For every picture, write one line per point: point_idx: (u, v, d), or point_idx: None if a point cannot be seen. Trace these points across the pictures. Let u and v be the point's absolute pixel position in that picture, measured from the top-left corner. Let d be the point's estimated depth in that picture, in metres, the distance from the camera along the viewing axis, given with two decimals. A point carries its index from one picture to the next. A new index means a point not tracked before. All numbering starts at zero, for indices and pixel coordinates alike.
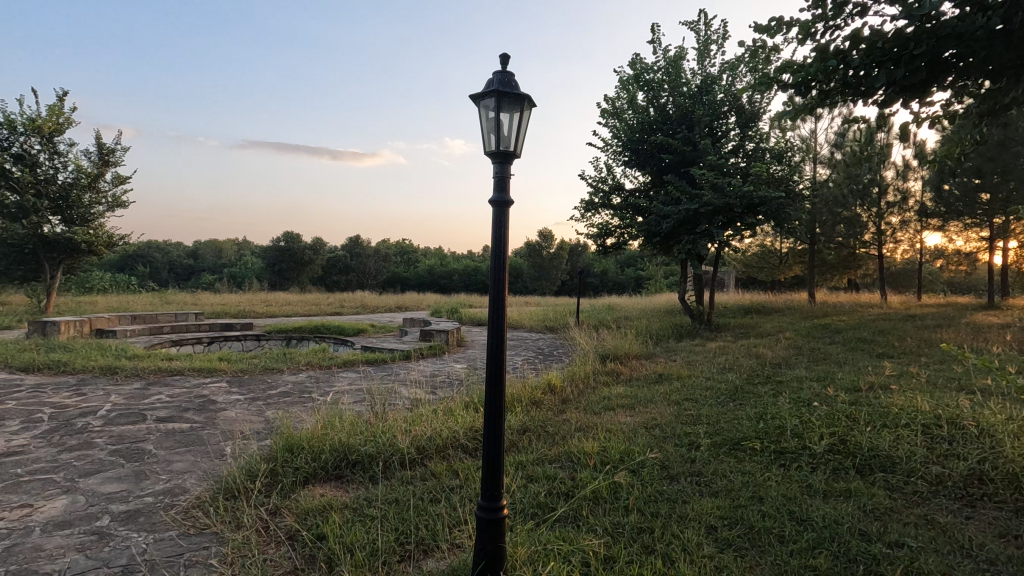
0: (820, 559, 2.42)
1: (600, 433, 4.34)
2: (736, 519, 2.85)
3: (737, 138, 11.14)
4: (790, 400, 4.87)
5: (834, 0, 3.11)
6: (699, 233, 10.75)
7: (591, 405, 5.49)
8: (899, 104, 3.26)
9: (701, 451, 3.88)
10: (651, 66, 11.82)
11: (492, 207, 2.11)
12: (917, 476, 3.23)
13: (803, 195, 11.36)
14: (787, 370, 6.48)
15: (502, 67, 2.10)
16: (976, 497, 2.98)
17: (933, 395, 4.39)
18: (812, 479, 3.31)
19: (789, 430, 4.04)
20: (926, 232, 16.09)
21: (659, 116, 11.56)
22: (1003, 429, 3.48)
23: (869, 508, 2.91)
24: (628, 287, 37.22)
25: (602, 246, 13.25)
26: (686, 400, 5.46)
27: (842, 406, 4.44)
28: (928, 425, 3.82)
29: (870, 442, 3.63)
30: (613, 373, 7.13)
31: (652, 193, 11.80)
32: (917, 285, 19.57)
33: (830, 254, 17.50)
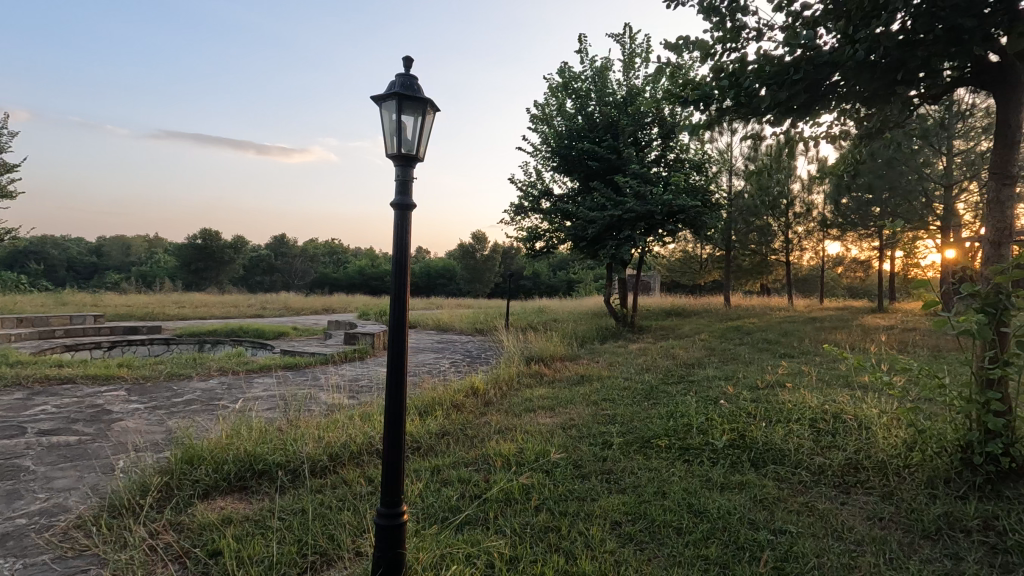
0: (711, 549, 2.57)
1: (518, 434, 4.40)
2: (639, 514, 2.98)
3: (659, 146, 11.59)
4: (697, 399, 5.15)
5: (733, 24, 3.32)
6: (623, 238, 11.14)
7: (512, 407, 5.56)
8: (787, 124, 3.51)
9: (613, 450, 4.02)
10: (579, 75, 12.16)
11: (394, 210, 2.10)
12: (802, 467, 3.51)
13: (720, 205, 12.00)
14: (699, 370, 6.82)
15: (406, 70, 2.08)
16: (850, 484, 3.27)
17: (821, 391, 4.77)
18: (711, 473, 3.51)
19: (695, 428, 4.27)
20: (827, 241, 17.48)
21: (586, 124, 11.90)
22: (876, 421, 3.83)
23: (760, 499, 3.13)
24: (560, 290, 37.94)
25: (532, 250, 13.45)
26: (604, 400, 5.65)
27: (743, 403, 4.74)
28: (814, 420, 4.15)
29: (764, 437, 3.90)
30: (537, 375, 7.23)
31: (579, 199, 12.12)
32: (820, 290, 21.25)
33: (744, 260, 18.63)
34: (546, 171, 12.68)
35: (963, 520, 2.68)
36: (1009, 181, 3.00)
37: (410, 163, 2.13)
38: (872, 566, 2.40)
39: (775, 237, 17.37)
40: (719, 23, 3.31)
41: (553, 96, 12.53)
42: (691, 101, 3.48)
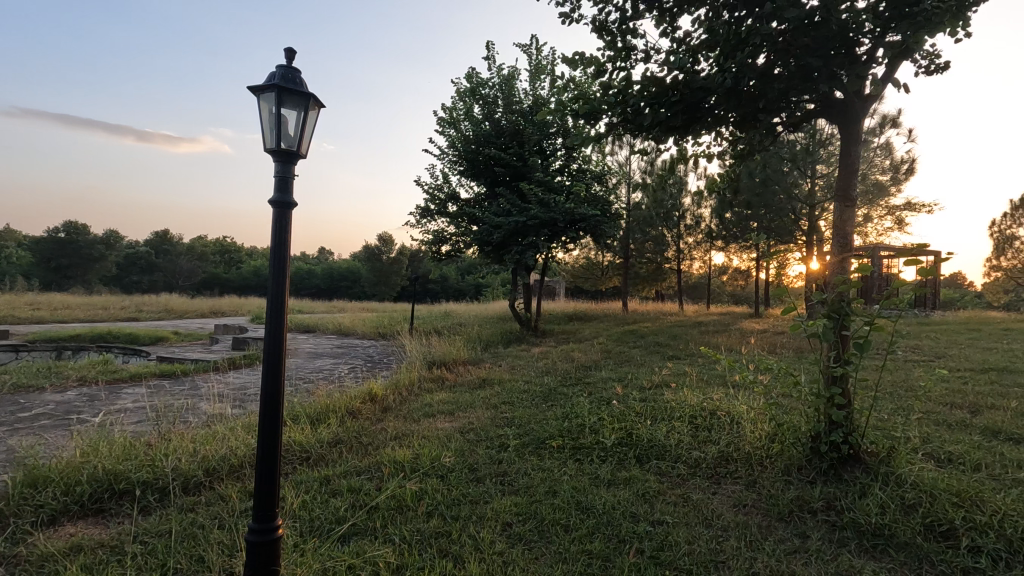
0: (594, 544, 2.69)
1: (415, 439, 4.33)
2: (529, 514, 3.05)
3: (564, 155, 11.91)
4: (592, 400, 5.36)
5: (623, 44, 3.50)
6: (527, 245, 11.39)
7: (411, 412, 5.47)
8: (669, 142, 3.76)
9: (509, 452, 4.09)
10: (487, 82, 12.29)
11: (272, 207, 2.00)
12: (681, 461, 3.77)
13: (619, 215, 12.62)
14: (595, 372, 7.12)
15: (288, 62, 2.01)
16: (721, 475, 3.56)
17: (701, 390, 5.16)
18: (600, 470, 3.67)
19: (587, 428, 4.45)
20: (713, 252, 18.96)
21: (492, 130, 12.02)
22: (745, 416, 4.21)
23: (642, 493, 3.31)
24: (468, 294, 38.00)
25: (438, 253, 13.35)
26: (503, 403, 5.72)
27: (632, 403, 5.01)
28: (695, 417, 4.47)
29: (649, 435, 4.15)
30: (438, 380, 7.16)
31: (485, 204, 12.25)
32: (708, 296, 23.03)
33: (641, 268, 19.72)
34: (452, 175, 12.73)
35: (810, 501, 3.01)
36: (849, 203, 3.43)
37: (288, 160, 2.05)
38: (734, 549, 2.63)
39: (668, 246, 18.59)
40: (610, 42, 3.49)
41: (461, 101, 12.56)
42: (583, 115, 3.63)
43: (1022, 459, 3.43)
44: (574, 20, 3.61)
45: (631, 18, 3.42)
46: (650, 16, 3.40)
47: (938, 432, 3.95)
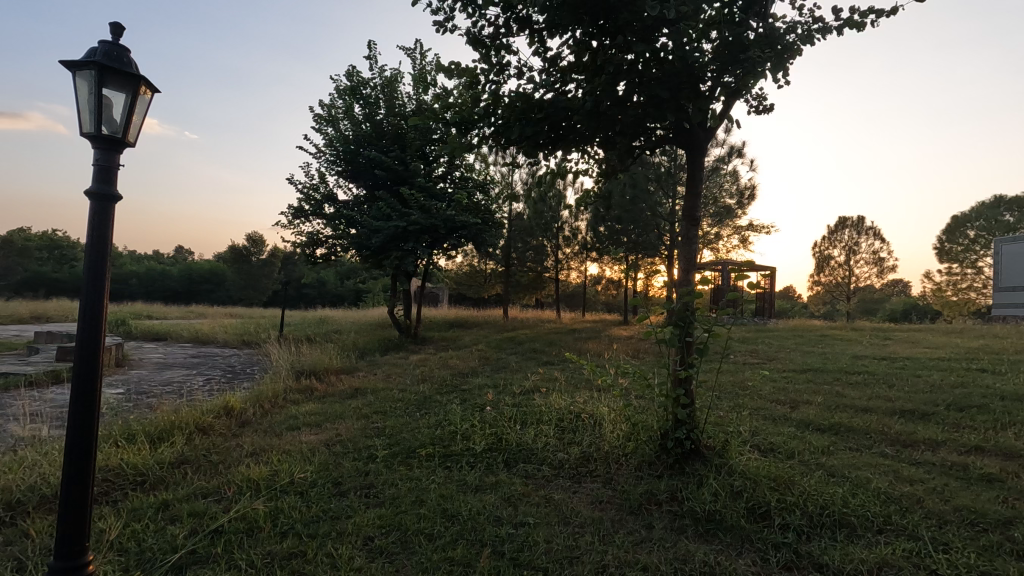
0: (457, 550, 2.69)
1: (274, 455, 4.04)
2: (393, 525, 2.98)
3: (446, 162, 11.90)
4: (465, 407, 5.40)
5: (497, 59, 3.59)
6: (407, 250, 11.22)
7: (273, 426, 5.10)
8: (537, 157, 3.91)
9: (377, 463, 3.98)
10: (368, 82, 11.96)
11: (93, 197, 1.94)
12: (546, 463, 3.92)
13: (500, 224, 12.88)
14: (472, 378, 7.18)
15: (114, 39, 2.01)
16: (581, 474, 3.76)
17: (569, 394, 5.42)
18: (468, 477, 3.70)
19: (459, 434, 4.46)
20: (588, 263, 20.03)
21: (373, 132, 11.69)
22: (605, 417, 4.49)
23: (508, 496, 3.39)
24: (347, 299, 36.51)
25: (312, 256, 12.67)
26: (376, 413, 5.55)
27: (504, 409, 5.12)
28: (561, 420, 4.68)
29: (518, 439, 4.27)
30: (307, 390, 6.78)
31: (365, 208, 11.88)
32: (583, 305, 24.33)
33: (522, 277, 20.31)
34: (329, 175, 12.17)
35: (657, 494, 3.27)
36: (694, 223, 3.81)
37: (113, 147, 2.00)
38: (589, 543, 2.79)
39: (548, 256, 19.35)
40: (484, 55, 3.56)
41: (340, 99, 12.09)
42: (454, 124, 3.65)
43: (824, 445, 4.04)
44: (448, 30, 3.63)
45: (505, 34, 3.52)
46: (522, 35, 3.53)
47: (763, 426, 4.51)
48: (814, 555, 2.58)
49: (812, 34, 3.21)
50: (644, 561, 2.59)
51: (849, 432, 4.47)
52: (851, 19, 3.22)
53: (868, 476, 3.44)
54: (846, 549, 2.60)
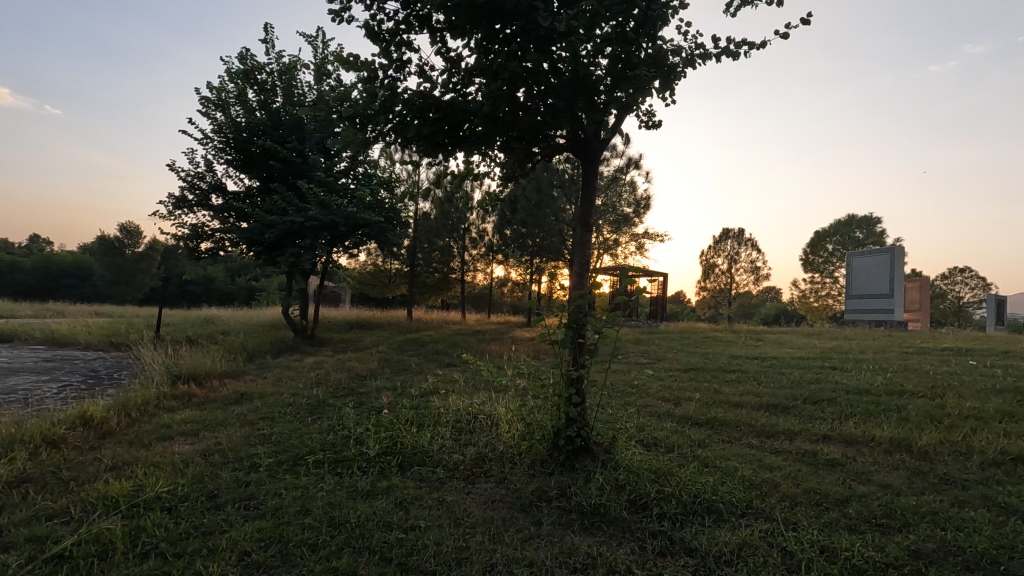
0: (341, 559, 2.60)
1: (139, 468, 3.67)
2: (274, 537, 2.82)
3: (348, 158, 11.27)
4: (360, 410, 5.23)
5: (397, 55, 3.52)
6: (304, 247, 10.68)
7: (141, 436, 4.63)
8: (436, 157, 3.87)
9: (259, 472, 3.74)
10: (263, 67, 11.27)
11: None
12: (441, 465, 3.90)
13: (405, 223, 12.63)
14: (370, 381, 6.97)
15: None
16: (475, 474, 3.78)
17: (468, 395, 5.42)
18: (360, 482, 3.59)
19: (352, 439, 4.31)
20: (494, 265, 20.20)
21: (268, 120, 11.02)
22: (501, 417, 4.54)
23: (400, 500, 3.33)
24: (239, 298, 34.05)
25: (196, 250, 11.68)
26: (263, 419, 5.22)
27: (402, 411, 5.02)
28: (459, 421, 4.67)
29: (413, 442, 4.20)
30: (185, 396, 6.22)
31: (258, 200, 11.16)
32: (488, 306, 24.53)
33: (428, 278, 20.07)
34: (218, 164, 11.30)
35: (548, 491, 3.36)
36: (588, 229, 3.97)
37: None
38: (479, 543, 2.81)
39: (454, 258, 19.28)
40: (383, 49, 3.48)
41: (231, 83, 11.27)
42: (348, 117, 3.50)
43: (701, 439, 4.38)
44: (345, 20, 3.51)
45: (405, 30, 3.47)
46: (423, 33, 3.49)
47: (649, 422, 4.80)
48: (686, 540, 2.79)
49: (694, 59, 3.48)
50: (531, 558, 2.65)
51: (722, 425, 4.88)
52: (727, 47, 3.54)
53: (735, 465, 3.77)
54: (713, 533, 2.83)
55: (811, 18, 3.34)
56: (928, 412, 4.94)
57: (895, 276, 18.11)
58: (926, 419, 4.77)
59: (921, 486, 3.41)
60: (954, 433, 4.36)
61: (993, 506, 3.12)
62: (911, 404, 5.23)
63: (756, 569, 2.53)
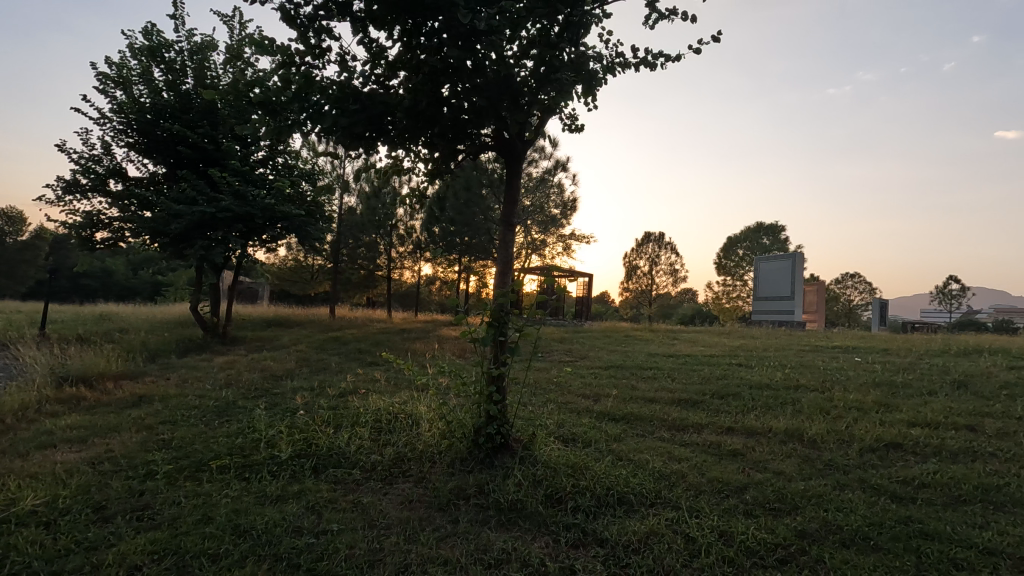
0: (244, 569, 2.47)
1: (12, 481, 3.30)
2: (171, 549, 2.64)
3: (266, 147, 10.40)
4: (273, 412, 4.98)
5: (315, 42, 3.39)
6: (215, 240, 10.04)
7: (17, 445, 4.16)
8: (357, 150, 3.74)
9: (155, 480, 3.47)
10: (172, 44, 10.47)
11: None
12: (358, 466, 3.79)
13: (328, 217, 12.15)
14: (286, 382, 6.67)
15: None
16: (393, 475, 3.71)
17: (389, 395, 5.30)
18: (269, 487, 3.42)
19: (263, 442, 4.09)
20: (423, 263, 19.93)
21: (177, 102, 10.23)
22: (422, 416, 4.47)
23: (311, 504, 3.21)
24: (143, 294, 31.49)
25: (90, 240, 10.66)
26: (164, 423, 4.86)
27: (319, 412, 4.84)
28: (378, 421, 4.56)
29: (329, 443, 4.05)
30: (73, 400, 5.67)
31: (164, 188, 10.36)
32: (416, 305, 24.17)
33: (352, 275, 19.49)
34: (117, 146, 10.36)
35: (466, 489, 3.36)
36: (511, 228, 4.00)
37: None
38: (394, 544, 2.76)
39: (380, 255, 18.81)
40: (300, 35, 3.33)
41: (134, 59, 10.39)
42: (258, 103, 3.30)
43: (617, 433, 4.54)
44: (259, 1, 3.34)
45: (325, 17, 3.34)
46: (344, 21, 3.38)
47: (568, 418, 4.92)
48: (597, 531, 2.88)
49: (615, 66, 3.61)
50: (446, 556, 2.64)
51: (637, 420, 5.08)
52: (646, 58, 3.69)
53: (647, 458, 3.95)
54: (624, 523, 2.95)
55: (721, 36, 3.55)
56: (818, 404, 5.40)
57: (796, 279, 19.76)
58: (817, 410, 5.21)
59: (809, 472, 3.72)
60: (839, 423, 4.79)
61: (867, 488, 3.46)
62: (804, 398, 5.70)
63: (660, 555, 2.66)
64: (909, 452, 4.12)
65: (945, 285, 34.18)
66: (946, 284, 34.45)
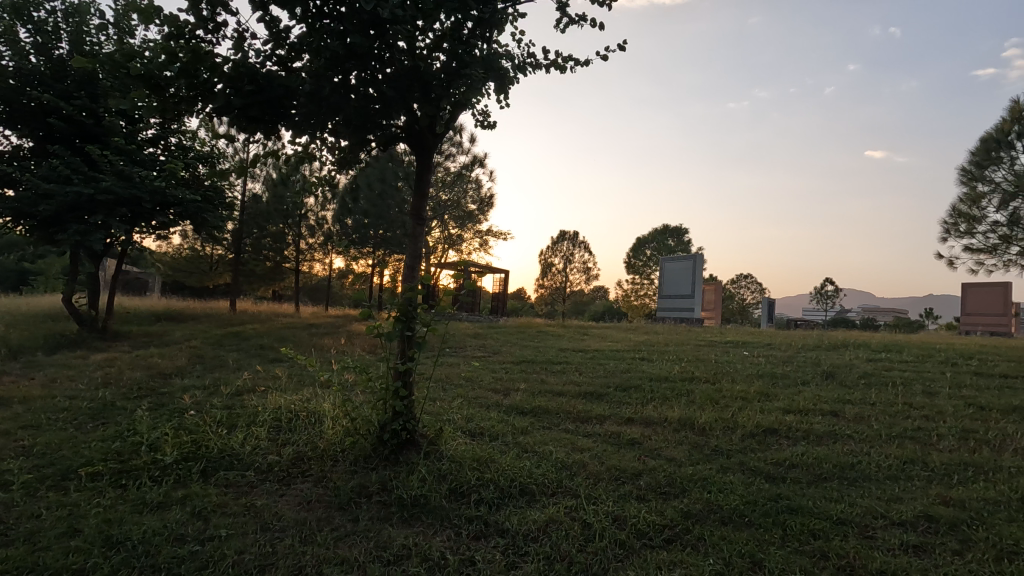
0: None
1: None
2: (27, 569, 2.39)
3: (156, 124, 9.19)
4: (158, 413, 4.60)
5: (209, 16, 3.15)
6: (93, 225, 9.07)
7: None
8: (255, 134, 3.52)
9: (10, 493, 3.10)
10: (42, 3, 9.32)
11: None
12: (253, 467, 3.60)
13: (228, 204, 11.35)
14: (175, 380, 6.18)
15: None
16: (291, 476, 3.55)
17: (292, 393, 5.06)
18: (149, 493, 3.16)
19: (144, 445, 3.77)
20: (335, 256, 19.20)
21: (48, 69, 9.13)
22: (325, 414, 4.31)
23: (198, 509, 3.01)
24: (5, 283, 27.80)
25: None
26: (26, 427, 4.35)
27: (211, 412, 4.53)
28: (277, 420, 4.34)
29: (222, 444, 3.81)
30: None
31: (30, 165, 9.21)
32: (327, 299, 23.24)
33: (257, 266, 18.36)
34: None
35: (368, 486, 3.29)
36: (421, 222, 3.95)
37: None
38: (288, 547, 2.65)
39: (288, 246, 17.88)
40: (190, 5, 3.08)
41: None
42: (137, 76, 3.01)
43: (523, 426, 4.64)
44: None
45: None
46: None
47: (477, 413, 4.96)
48: (499, 522, 2.94)
49: (526, 66, 3.67)
50: (343, 556, 2.58)
51: (544, 413, 5.22)
52: (556, 61, 3.79)
53: (551, 449, 4.07)
54: (524, 513, 3.03)
55: (626, 45, 3.71)
56: (709, 395, 5.83)
57: (696, 279, 21.21)
58: (707, 400, 5.63)
59: (697, 457, 4.01)
60: (726, 412, 5.21)
61: (746, 469, 3.79)
62: (697, 389, 6.14)
63: (558, 541, 2.77)
64: (782, 436, 4.56)
65: (821, 286, 38.14)
66: (823, 285, 38.49)
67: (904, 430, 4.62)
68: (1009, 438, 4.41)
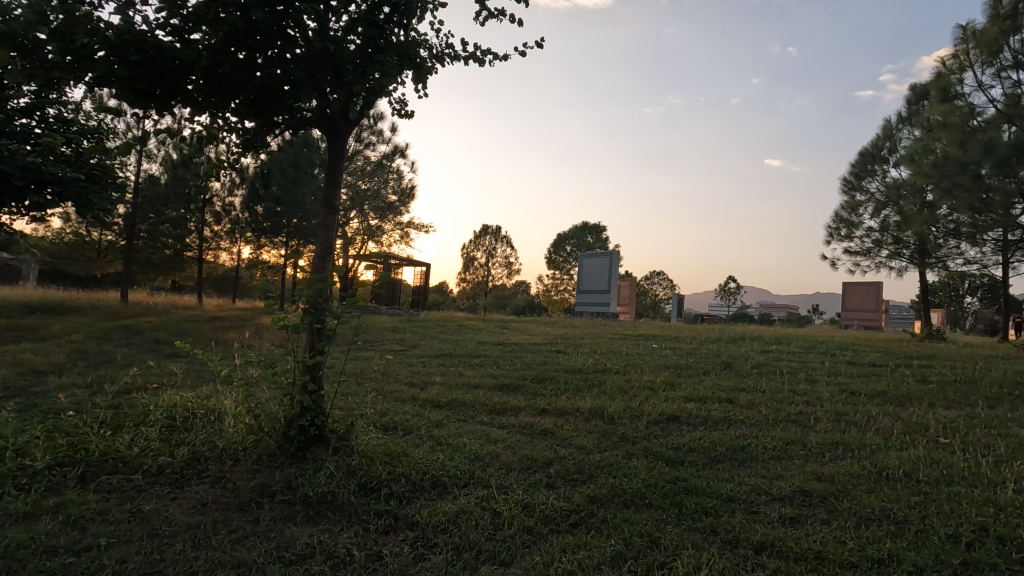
0: None
1: None
2: None
3: (29, 92, 8.15)
4: (28, 414, 4.13)
5: None
6: None
7: None
8: (145, 108, 3.23)
9: None
10: None
11: None
12: (141, 470, 3.33)
13: (119, 185, 10.35)
14: (51, 378, 5.57)
15: None
16: (185, 478, 3.32)
17: (189, 389, 4.72)
18: (14, 503, 2.84)
19: (10, 451, 3.39)
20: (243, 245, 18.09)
21: None
22: (225, 410, 4.06)
23: (73, 518, 2.75)
24: None
25: None
26: None
27: (94, 412, 4.13)
28: (171, 419, 4.04)
29: (105, 446, 3.49)
30: None
31: None
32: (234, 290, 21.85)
33: (153, 255, 16.91)
34: None
35: (271, 485, 3.14)
36: (334, 211, 3.81)
37: None
38: (178, 553, 2.49)
39: (189, 233, 16.61)
40: None
41: None
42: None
43: (438, 420, 4.62)
44: None
45: None
46: None
47: (391, 407, 4.87)
48: (409, 515, 2.92)
49: (444, 57, 3.63)
50: (240, 558, 2.46)
51: (460, 406, 5.23)
52: (475, 53, 3.78)
53: (465, 441, 4.09)
54: (434, 505, 3.02)
55: (543, 44, 3.77)
56: (619, 385, 6.09)
57: (612, 275, 21.86)
58: (617, 391, 5.89)
59: (605, 445, 4.19)
60: (633, 401, 5.47)
61: (649, 455, 4.01)
62: (608, 380, 6.40)
63: (467, 532, 2.79)
64: (683, 423, 4.86)
65: (725, 284, 40.87)
66: (726, 283, 41.29)
67: (788, 414, 5.09)
68: (873, 418, 4.98)
